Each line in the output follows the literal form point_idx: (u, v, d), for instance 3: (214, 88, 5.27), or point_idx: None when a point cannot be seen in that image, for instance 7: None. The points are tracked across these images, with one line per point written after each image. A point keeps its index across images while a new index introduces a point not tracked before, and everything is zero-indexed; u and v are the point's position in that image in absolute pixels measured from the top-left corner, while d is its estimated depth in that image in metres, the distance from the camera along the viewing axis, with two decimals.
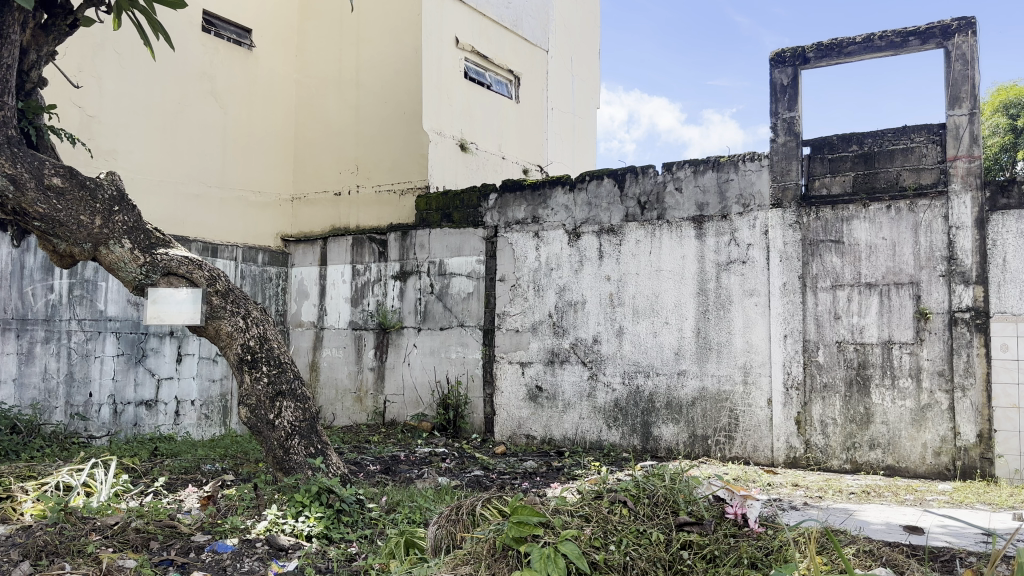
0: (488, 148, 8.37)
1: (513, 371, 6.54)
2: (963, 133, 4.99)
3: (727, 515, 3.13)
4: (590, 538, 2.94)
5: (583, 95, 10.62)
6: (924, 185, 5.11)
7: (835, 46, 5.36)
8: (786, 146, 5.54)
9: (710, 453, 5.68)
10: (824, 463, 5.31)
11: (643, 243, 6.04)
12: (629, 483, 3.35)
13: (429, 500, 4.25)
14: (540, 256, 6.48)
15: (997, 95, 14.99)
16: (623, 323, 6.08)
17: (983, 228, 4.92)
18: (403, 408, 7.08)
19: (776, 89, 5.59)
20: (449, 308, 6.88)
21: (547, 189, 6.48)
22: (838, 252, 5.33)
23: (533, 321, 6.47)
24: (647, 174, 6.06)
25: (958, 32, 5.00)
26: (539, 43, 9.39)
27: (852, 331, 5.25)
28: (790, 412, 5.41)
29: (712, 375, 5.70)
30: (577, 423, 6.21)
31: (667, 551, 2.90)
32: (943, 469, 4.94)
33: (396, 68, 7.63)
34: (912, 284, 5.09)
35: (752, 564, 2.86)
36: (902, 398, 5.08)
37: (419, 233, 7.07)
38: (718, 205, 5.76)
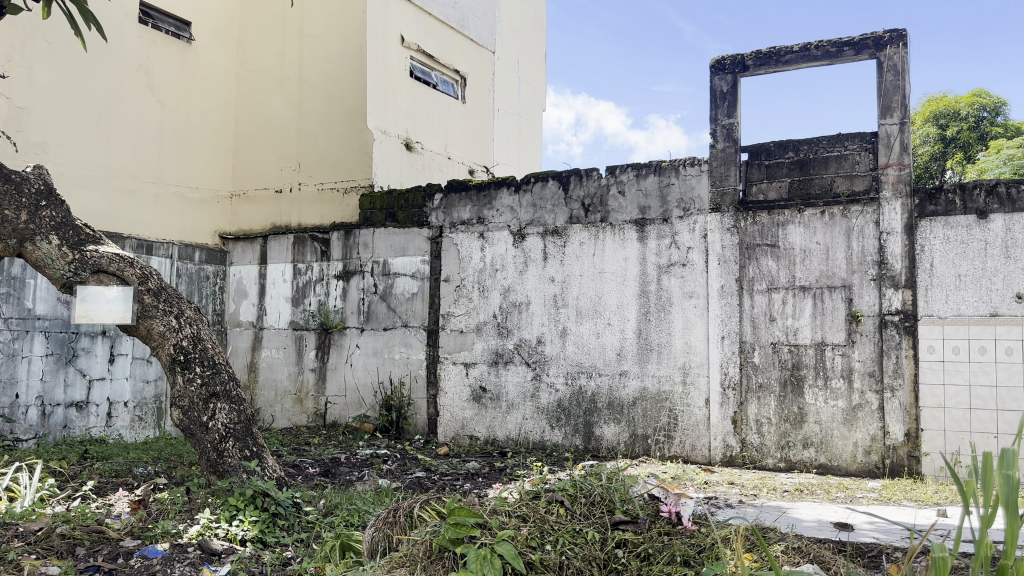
0: (433, 148, 8.33)
1: (456, 372, 6.52)
2: (894, 141, 5.15)
3: (662, 513, 3.17)
4: (527, 538, 2.95)
5: (529, 97, 10.66)
6: (856, 192, 5.26)
7: (773, 54, 5.48)
8: (726, 152, 5.64)
9: (650, 453, 5.76)
10: (759, 462, 5.42)
11: (587, 244, 6.09)
12: (566, 482, 3.40)
13: (368, 502, 4.20)
14: (484, 257, 6.48)
15: (927, 104, 15.46)
16: (567, 323, 6.13)
17: (912, 234, 5.08)
18: (345, 410, 7.00)
19: (716, 96, 5.70)
20: (392, 308, 6.82)
21: (492, 189, 6.48)
22: (774, 256, 5.46)
23: (477, 321, 6.46)
24: (591, 176, 6.11)
25: (890, 43, 5.17)
26: (485, 44, 9.39)
27: (787, 332, 5.39)
28: (726, 412, 5.52)
29: (653, 375, 5.78)
30: (520, 423, 6.23)
31: (603, 550, 2.92)
32: (872, 467, 5.10)
33: (339, 65, 7.54)
34: (844, 288, 5.24)
35: (685, 561, 2.91)
36: (834, 398, 5.22)
37: (363, 233, 7.01)
38: (660, 209, 5.85)
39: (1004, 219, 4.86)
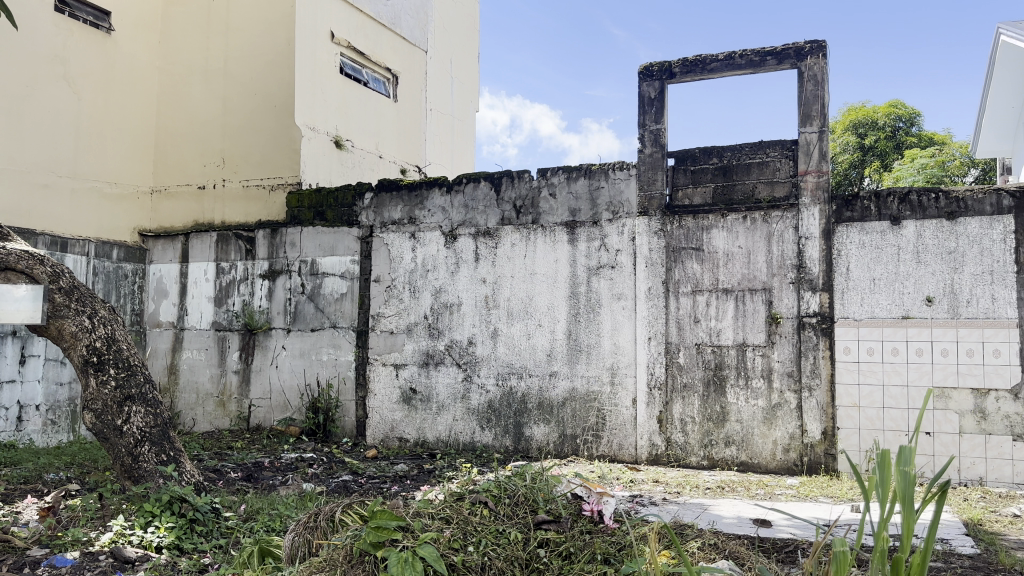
0: (364, 146, 8.25)
1: (386, 373, 6.46)
2: (814, 149, 5.34)
3: (584, 512, 3.24)
4: (450, 540, 2.94)
5: (461, 97, 10.64)
6: (777, 198, 5.43)
7: (699, 62, 5.60)
8: (653, 156, 5.75)
9: (578, 452, 5.82)
10: (684, 460, 5.54)
11: (518, 246, 6.11)
12: (490, 483, 3.42)
13: (291, 507, 4.12)
14: (416, 257, 6.44)
15: (846, 113, 16.03)
16: (498, 324, 6.14)
17: (829, 239, 5.27)
18: (269, 413, 6.86)
19: (644, 102, 5.79)
20: (320, 308, 6.72)
21: (423, 189, 6.45)
22: (698, 259, 5.59)
23: (407, 322, 6.42)
24: (523, 178, 6.13)
25: (810, 54, 5.35)
26: (417, 43, 9.33)
27: (710, 333, 5.52)
28: (652, 411, 5.63)
29: (582, 376, 5.84)
30: (450, 425, 6.22)
31: (525, 550, 2.94)
32: (791, 464, 5.26)
33: (267, 60, 7.39)
34: (764, 291, 5.41)
35: (605, 560, 2.95)
36: (755, 397, 5.38)
37: (290, 231, 6.88)
38: (590, 212, 5.92)
39: (916, 225, 5.09)
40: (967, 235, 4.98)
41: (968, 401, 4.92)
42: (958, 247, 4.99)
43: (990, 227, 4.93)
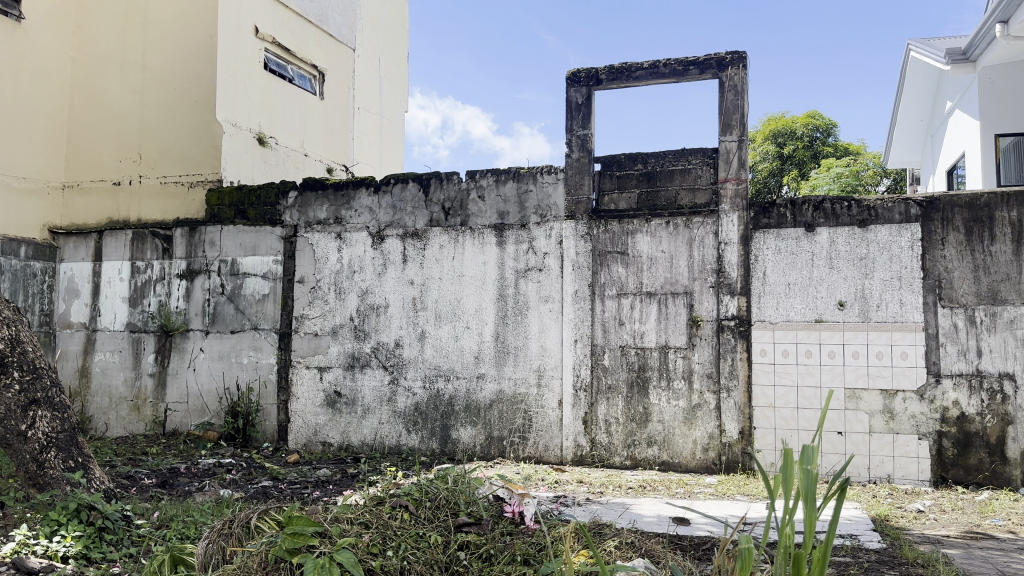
0: (289, 144, 8.10)
1: (310, 376, 6.35)
2: (733, 157, 5.49)
3: (505, 513, 3.26)
4: (368, 545, 2.92)
5: (390, 97, 10.56)
6: (698, 204, 5.57)
7: (625, 70, 5.71)
8: (580, 161, 5.82)
9: (504, 454, 5.84)
10: (607, 460, 5.62)
11: (447, 248, 6.10)
12: (411, 487, 3.41)
13: (207, 514, 4.02)
14: (342, 258, 6.36)
15: (767, 122, 16.54)
16: (425, 327, 6.11)
17: (747, 244, 5.44)
18: (187, 417, 6.67)
19: (571, 107, 5.86)
20: (241, 309, 6.56)
21: (350, 189, 6.37)
22: (623, 263, 5.69)
23: (332, 324, 6.33)
24: (451, 180, 6.13)
25: (731, 65, 5.50)
26: (345, 40, 9.21)
27: (634, 336, 5.63)
28: (577, 412, 5.70)
29: (509, 378, 5.87)
30: (376, 428, 6.16)
31: (445, 553, 2.94)
32: (710, 463, 5.40)
33: (187, 53, 7.18)
34: (686, 294, 5.54)
35: (525, 561, 2.96)
36: (676, 398, 5.50)
37: (210, 230, 6.70)
38: (518, 215, 5.95)
39: (829, 232, 5.30)
40: (877, 242, 5.21)
41: (877, 402, 5.14)
42: (869, 253, 5.22)
43: (898, 235, 5.17)
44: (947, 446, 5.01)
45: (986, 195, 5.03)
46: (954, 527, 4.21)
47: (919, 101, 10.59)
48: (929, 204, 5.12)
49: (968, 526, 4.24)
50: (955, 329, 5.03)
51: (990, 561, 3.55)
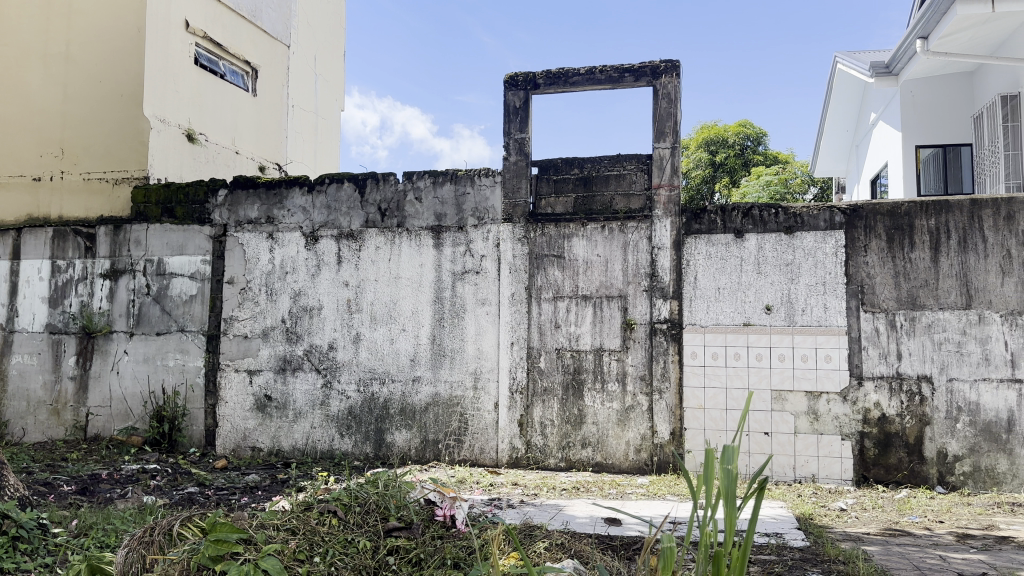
0: (220, 142, 7.91)
1: (239, 380, 6.22)
2: (666, 164, 5.59)
3: (436, 517, 3.26)
4: (294, 551, 2.89)
5: (326, 96, 10.42)
6: (633, 210, 5.66)
7: (562, 75, 5.75)
8: (518, 165, 5.85)
9: (439, 458, 5.82)
10: (542, 462, 5.66)
11: (383, 249, 6.05)
12: (340, 492, 3.38)
13: (128, 522, 3.89)
14: (273, 258, 6.24)
15: (699, 130, 16.91)
16: (360, 329, 6.04)
17: (679, 249, 5.54)
18: (109, 422, 6.45)
19: (509, 110, 5.88)
20: (167, 311, 6.38)
21: (283, 189, 6.26)
22: (559, 266, 5.74)
23: (263, 326, 6.21)
24: (388, 181, 6.08)
25: (665, 73, 5.61)
26: (279, 37, 9.05)
27: (569, 339, 5.68)
28: (513, 415, 5.71)
29: (445, 381, 5.85)
30: (308, 432, 6.06)
31: (373, 558, 2.91)
32: (642, 464, 5.49)
33: (112, 46, 6.96)
34: (620, 297, 5.62)
35: (455, 564, 2.95)
36: (609, 399, 5.57)
37: (135, 228, 6.50)
38: (455, 217, 5.94)
39: (757, 239, 5.45)
40: (803, 248, 5.37)
41: (802, 403, 5.30)
42: (795, 259, 5.38)
43: (823, 241, 5.34)
44: (869, 446, 5.19)
45: (906, 203, 5.23)
46: (874, 525, 4.37)
47: (844, 112, 10.96)
48: (852, 212, 5.31)
49: (887, 523, 4.41)
50: (876, 333, 5.22)
51: (907, 557, 3.69)
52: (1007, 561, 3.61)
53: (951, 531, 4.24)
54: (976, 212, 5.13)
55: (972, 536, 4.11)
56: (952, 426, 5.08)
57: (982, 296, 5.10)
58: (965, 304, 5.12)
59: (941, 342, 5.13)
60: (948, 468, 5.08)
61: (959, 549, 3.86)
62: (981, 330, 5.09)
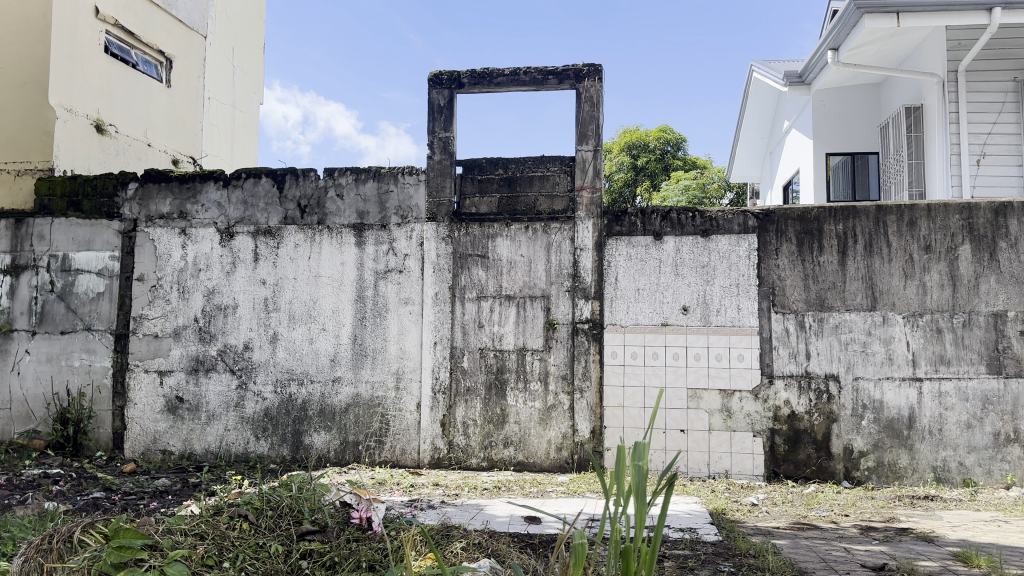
0: (131, 133, 7.62)
1: (148, 381, 6.00)
2: (589, 167, 5.67)
3: (352, 520, 3.22)
4: (203, 556, 2.84)
5: (244, 88, 10.16)
6: (556, 211, 5.71)
7: (487, 75, 5.76)
8: (442, 163, 5.83)
9: (359, 459, 5.75)
10: (464, 462, 5.65)
11: (302, 247, 5.93)
12: (252, 496, 3.34)
13: (27, 529, 3.71)
14: (186, 255, 6.05)
15: (622, 134, 17.19)
16: (277, 329, 5.92)
17: (601, 251, 5.63)
18: (9, 425, 6.13)
19: (433, 109, 5.85)
20: (72, 309, 6.11)
21: (197, 183, 6.07)
22: (483, 266, 5.75)
23: (174, 326, 6.02)
24: (308, 177, 5.96)
25: (587, 77, 5.68)
26: (195, 27, 8.77)
27: (492, 339, 5.69)
28: (435, 415, 5.69)
29: (366, 381, 5.78)
30: (222, 435, 5.90)
31: (286, 563, 2.86)
32: (563, 462, 5.54)
33: (14, 30, 6.62)
34: (543, 298, 5.67)
35: (370, 566, 2.87)
36: (532, 399, 5.61)
37: (38, 222, 6.19)
38: (378, 215, 5.87)
39: (675, 241, 5.58)
40: (718, 251, 5.53)
41: (716, 401, 5.45)
42: (711, 262, 5.53)
43: (737, 244, 5.51)
44: (779, 442, 5.38)
45: (816, 209, 5.43)
46: (783, 519, 4.53)
47: (759, 120, 11.33)
48: (765, 216, 5.50)
49: (796, 517, 4.58)
50: (786, 333, 5.42)
51: (813, 549, 3.84)
52: (906, 552, 3.80)
53: (855, 524, 4.43)
54: (881, 217, 5.37)
55: (874, 528, 4.31)
56: (857, 422, 5.31)
57: (886, 298, 5.35)
58: (871, 306, 5.36)
59: (847, 342, 5.36)
60: (854, 464, 5.30)
61: (862, 540, 4.04)
62: (885, 331, 5.33)
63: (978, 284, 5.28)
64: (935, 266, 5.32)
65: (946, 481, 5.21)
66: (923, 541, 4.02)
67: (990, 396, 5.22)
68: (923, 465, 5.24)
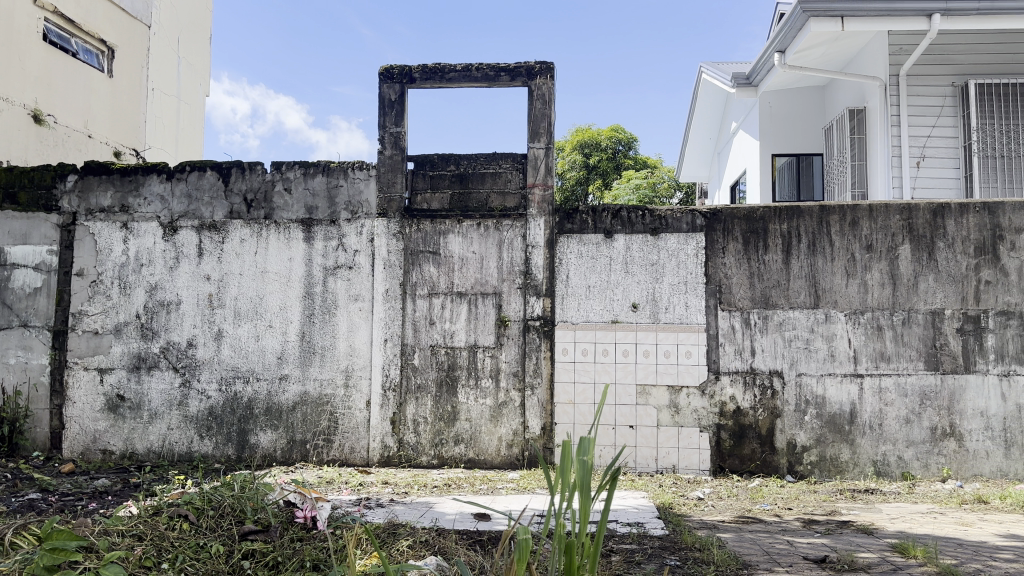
0: (71, 124, 7.39)
1: (88, 379, 5.84)
2: (541, 164, 5.69)
3: (296, 519, 3.18)
4: (141, 558, 2.78)
5: (189, 80, 9.94)
6: (508, 208, 5.72)
7: (438, 70, 5.73)
8: (393, 159, 5.78)
9: (307, 458, 5.68)
10: (414, 460, 5.63)
11: (248, 242, 5.83)
12: (193, 496, 3.28)
13: None
14: (128, 250, 5.90)
15: (574, 133, 17.29)
16: (222, 325, 5.81)
17: (553, 248, 5.66)
18: None
19: (384, 103, 5.80)
20: (7, 305, 5.91)
21: (139, 175, 5.92)
22: (434, 263, 5.73)
23: (116, 322, 5.86)
24: (254, 170, 5.86)
25: (539, 74, 5.70)
26: (138, 16, 8.54)
27: (444, 336, 5.67)
28: (385, 413, 5.65)
29: (314, 379, 5.71)
30: (164, 434, 5.77)
31: (227, 563, 2.82)
32: (514, 459, 5.56)
33: None
34: (495, 295, 5.67)
35: (314, 566, 2.84)
36: (483, 396, 5.61)
37: None
38: (327, 210, 5.81)
39: (625, 239, 5.63)
40: (667, 250, 5.60)
41: (664, 397, 5.52)
42: (660, 259, 5.60)
43: (685, 243, 5.59)
44: (725, 437, 5.47)
45: (761, 209, 5.54)
46: (728, 513, 4.62)
47: (708, 120, 11.49)
48: (712, 215, 5.58)
49: (741, 511, 4.67)
50: (732, 330, 5.51)
51: (757, 542, 3.92)
52: (846, 544, 3.90)
53: (798, 517, 4.54)
54: (825, 216, 5.50)
55: (816, 521, 4.42)
56: (800, 417, 5.43)
57: (829, 296, 5.48)
58: (814, 304, 5.48)
59: (791, 339, 5.48)
60: (797, 458, 5.42)
61: (804, 533, 4.14)
62: (827, 328, 5.46)
63: (917, 283, 5.44)
64: (876, 265, 5.47)
65: (886, 475, 5.37)
66: (862, 533, 4.14)
67: (928, 392, 5.38)
68: (864, 459, 5.38)
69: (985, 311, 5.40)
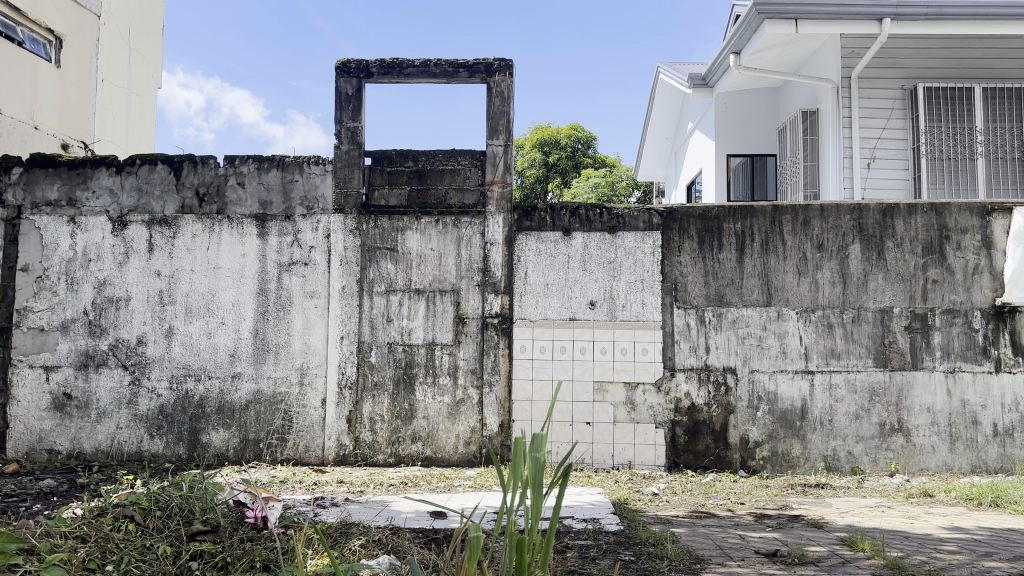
0: (17, 115, 7.19)
1: (33, 377, 5.68)
2: (499, 162, 5.70)
3: (246, 519, 3.15)
4: (85, 560, 2.73)
5: (141, 73, 9.72)
6: (466, 205, 5.71)
7: (396, 65, 5.69)
8: (350, 154, 5.74)
9: (261, 457, 5.61)
10: (370, 458, 5.59)
11: (200, 237, 5.73)
12: (139, 497, 3.21)
13: None
14: (75, 244, 5.75)
15: (534, 132, 17.34)
16: (173, 323, 5.70)
17: (511, 245, 5.67)
18: None
19: (341, 98, 5.74)
20: None
21: (87, 168, 5.78)
22: (392, 259, 5.69)
23: (62, 318, 5.72)
24: (207, 165, 5.77)
25: (498, 71, 5.69)
26: (87, 5, 8.33)
27: (401, 333, 5.64)
28: (341, 411, 5.60)
29: (268, 377, 5.64)
30: (113, 433, 5.64)
31: (174, 564, 2.77)
32: (472, 456, 5.56)
33: None
34: (453, 292, 5.66)
35: (265, 566, 2.80)
36: (441, 394, 5.59)
37: None
38: (282, 205, 5.73)
39: (583, 236, 5.67)
40: (624, 248, 5.65)
41: (621, 394, 5.57)
42: (617, 257, 5.65)
43: (642, 241, 5.64)
44: (679, 433, 5.54)
45: (716, 208, 5.62)
46: (682, 508, 4.68)
47: (665, 120, 11.60)
48: (668, 214, 5.64)
49: (695, 506, 4.73)
50: (687, 328, 5.58)
51: (710, 537, 3.98)
52: (796, 538, 3.98)
53: (750, 512, 4.61)
54: (777, 216, 5.60)
55: (768, 515, 4.50)
56: (753, 414, 5.52)
57: (782, 295, 5.58)
58: (767, 302, 5.58)
59: (744, 336, 5.56)
60: (750, 454, 5.51)
61: (756, 528, 4.22)
62: (779, 325, 5.56)
63: (866, 282, 5.57)
64: (827, 264, 5.58)
65: (836, 470, 5.49)
66: (812, 527, 4.22)
67: (877, 388, 5.51)
68: (815, 454, 5.49)
69: (931, 309, 5.55)
